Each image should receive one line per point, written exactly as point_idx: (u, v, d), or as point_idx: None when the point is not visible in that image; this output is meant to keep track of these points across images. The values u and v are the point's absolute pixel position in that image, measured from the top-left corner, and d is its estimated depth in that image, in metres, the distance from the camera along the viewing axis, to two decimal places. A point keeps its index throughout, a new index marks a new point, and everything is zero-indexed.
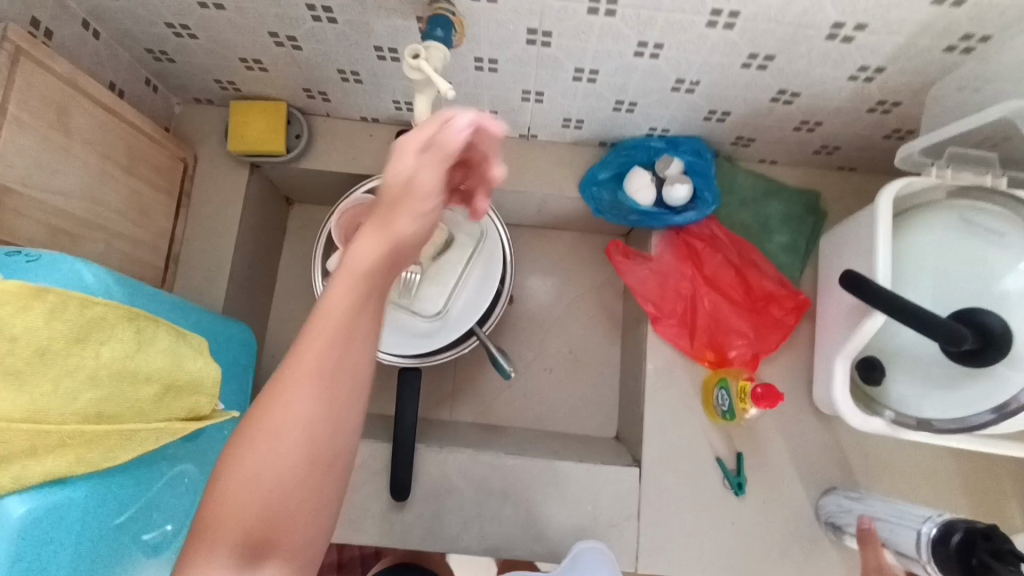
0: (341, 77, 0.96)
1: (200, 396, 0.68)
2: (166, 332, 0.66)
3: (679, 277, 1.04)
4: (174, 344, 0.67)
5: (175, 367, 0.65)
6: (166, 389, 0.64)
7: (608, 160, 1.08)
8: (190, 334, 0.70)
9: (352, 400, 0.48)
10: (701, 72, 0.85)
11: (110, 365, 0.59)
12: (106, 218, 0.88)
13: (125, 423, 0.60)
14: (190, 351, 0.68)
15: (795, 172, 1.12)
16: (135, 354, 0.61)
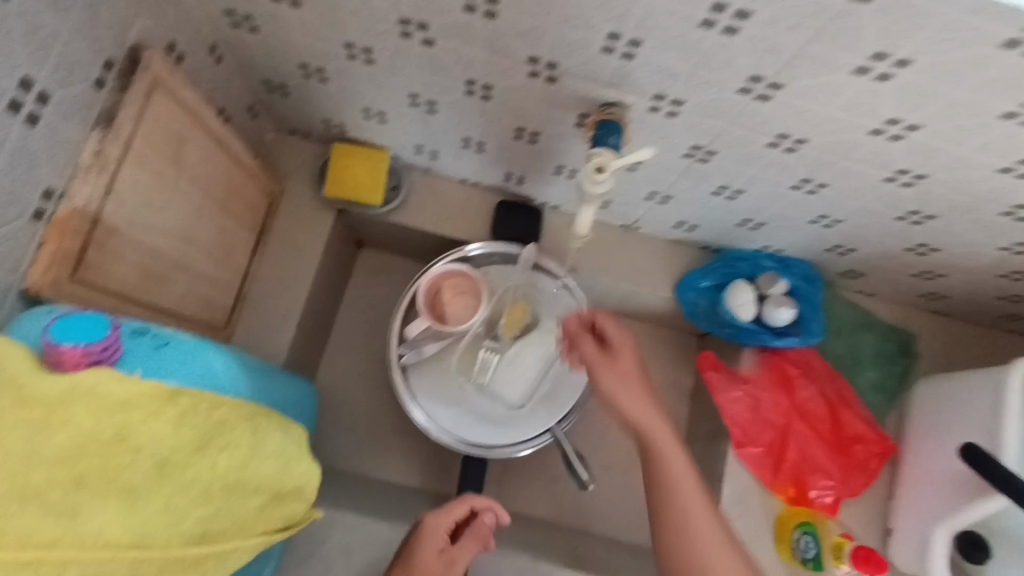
0: (463, 143, 0.91)
1: (298, 503, 0.59)
2: (278, 427, 0.58)
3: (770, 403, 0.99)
4: (284, 442, 0.58)
5: (283, 473, 0.57)
6: (272, 498, 0.56)
7: (711, 267, 1.04)
8: (293, 426, 0.61)
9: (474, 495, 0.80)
10: (849, 214, 0.82)
11: (225, 476, 0.51)
12: (194, 258, 0.80)
13: (227, 542, 0.51)
14: (298, 451, 0.59)
15: (891, 309, 1.09)
16: (249, 461, 0.53)
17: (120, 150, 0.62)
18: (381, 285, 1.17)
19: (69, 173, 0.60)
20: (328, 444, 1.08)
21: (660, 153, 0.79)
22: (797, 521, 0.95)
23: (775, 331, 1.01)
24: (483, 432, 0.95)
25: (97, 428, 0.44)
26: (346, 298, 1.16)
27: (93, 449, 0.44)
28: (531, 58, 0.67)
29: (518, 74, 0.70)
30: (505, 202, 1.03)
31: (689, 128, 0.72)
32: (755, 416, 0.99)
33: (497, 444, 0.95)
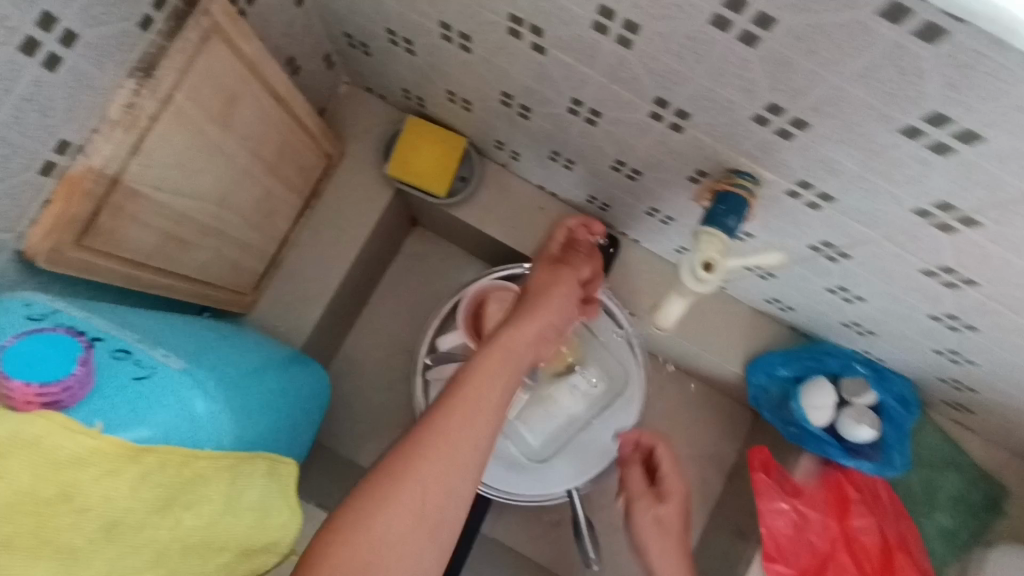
0: (551, 155, 0.78)
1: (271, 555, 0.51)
2: (262, 474, 0.51)
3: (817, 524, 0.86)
4: (267, 490, 0.51)
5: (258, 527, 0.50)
6: (243, 556, 0.49)
7: (793, 355, 0.90)
8: (282, 465, 0.54)
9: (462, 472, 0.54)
10: (991, 361, 0.67)
11: (188, 539, 0.44)
12: (227, 222, 0.72)
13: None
14: (281, 498, 0.53)
15: (990, 451, 0.93)
16: (221, 518, 0.46)
17: (155, 105, 0.53)
18: (427, 272, 1.07)
19: (93, 124, 0.52)
20: (333, 427, 1.02)
21: (781, 235, 0.65)
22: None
23: (847, 447, 0.88)
24: (493, 471, 0.86)
25: (35, 487, 0.38)
26: (386, 277, 1.07)
27: (27, 509, 0.37)
28: (658, 99, 0.53)
29: (637, 111, 0.57)
30: (579, 224, 0.90)
31: (827, 224, 0.58)
32: (796, 534, 0.86)
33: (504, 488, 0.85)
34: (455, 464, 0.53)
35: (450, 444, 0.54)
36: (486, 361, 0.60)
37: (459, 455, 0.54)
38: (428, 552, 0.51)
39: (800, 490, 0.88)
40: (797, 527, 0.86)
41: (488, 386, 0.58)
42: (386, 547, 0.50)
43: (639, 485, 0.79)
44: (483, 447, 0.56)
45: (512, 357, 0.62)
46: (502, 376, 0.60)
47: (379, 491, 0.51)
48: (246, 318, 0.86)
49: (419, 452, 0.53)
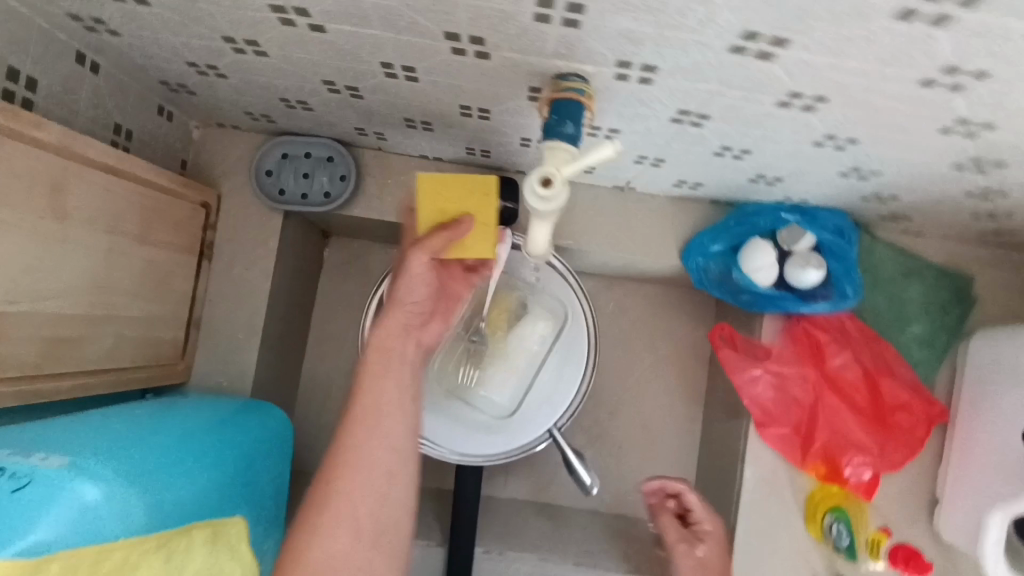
0: (407, 124, 0.76)
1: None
2: (205, 538, 0.53)
3: (796, 377, 0.88)
4: (212, 550, 0.53)
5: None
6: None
7: (722, 227, 0.89)
8: (227, 525, 0.57)
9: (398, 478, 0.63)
10: (890, 167, 0.65)
11: None
12: (117, 306, 0.71)
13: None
14: (230, 552, 0.55)
15: (942, 247, 0.93)
16: None
17: None
18: (356, 275, 1.08)
19: None
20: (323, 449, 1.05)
21: (640, 119, 0.63)
22: (828, 506, 0.89)
23: (801, 295, 0.88)
24: (473, 441, 0.87)
25: None
26: (320, 294, 1.07)
27: None
28: (447, 35, 0.51)
29: (438, 53, 0.54)
30: (472, 179, 0.88)
31: (669, 92, 0.56)
32: (782, 397, 0.89)
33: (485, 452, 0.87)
34: (355, 480, 0.61)
35: (364, 461, 0.61)
36: (370, 377, 0.66)
37: (371, 466, 0.62)
38: (379, 558, 0.60)
39: (773, 351, 0.89)
40: (778, 385, 0.88)
41: (395, 392, 0.66)
42: (332, 571, 0.57)
43: (677, 534, 0.90)
44: (406, 428, 0.65)
45: (393, 352, 0.69)
46: (402, 387, 0.67)
47: (307, 527, 0.58)
48: (189, 384, 0.88)
49: (320, 486, 0.61)
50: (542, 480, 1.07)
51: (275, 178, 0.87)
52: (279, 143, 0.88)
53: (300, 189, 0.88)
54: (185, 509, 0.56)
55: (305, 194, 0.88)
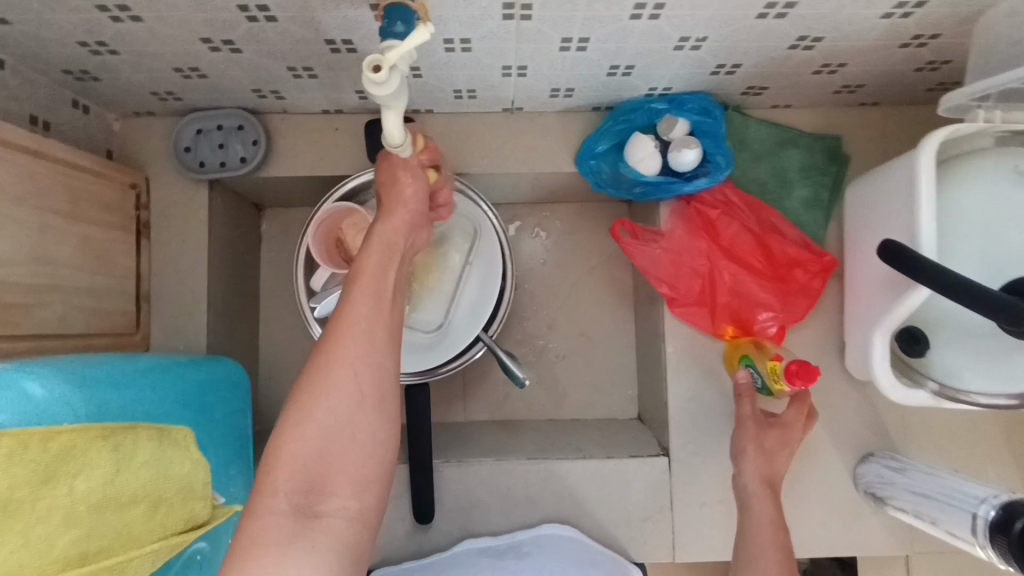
0: (293, 75, 0.85)
1: (193, 503, 0.63)
2: (149, 439, 0.60)
3: (694, 253, 0.96)
4: (157, 451, 0.61)
5: (160, 479, 0.60)
6: (155, 506, 0.58)
7: (605, 129, 0.97)
8: (172, 430, 0.64)
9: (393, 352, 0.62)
10: (709, 28, 0.73)
11: (90, 497, 0.53)
12: (59, 276, 0.79)
13: (114, 556, 0.54)
14: (175, 454, 0.63)
15: (813, 115, 1.01)
16: (115, 477, 0.56)
17: None
18: (294, 242, 1.16)
19: None
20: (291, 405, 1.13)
21: (478, 22, 0.71)
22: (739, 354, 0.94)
23: (686, 177, 0.95)
24: (413, 359, 0.94)
25: None
26: (264, 265, 1.15)
27: None
28: None
29: None
30: (370, 123, 0.97)
31: None
32: (688, 267, 0.97)
33: (433, 367, 0.94)
34: (354, 352, 0.60)
35: (363, 330, 0.60)
36: (369, 257, 0.65)
37: (369, 336, 0.61)
38: (380, 422, 0.59)
39: (669, 235, 0.98)
40: (680, 264, 0.97)
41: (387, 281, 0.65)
42: (329, 433, 0.57)
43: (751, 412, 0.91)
44: (393, 315, 0.63)
45: (394, 245, 0.67)
46: (392, 263, 0.66)
47: (308, 391, 0.58)
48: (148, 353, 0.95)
49: (324, 354, 0.60)
50: (498, 398, 1.15)
51: (194, 152, 0.96)
52: (191, 121, 0.97)
53: (218, 158, 0.96)
54: (134, 417, 0.62)
55: (224, 162, 0.97)
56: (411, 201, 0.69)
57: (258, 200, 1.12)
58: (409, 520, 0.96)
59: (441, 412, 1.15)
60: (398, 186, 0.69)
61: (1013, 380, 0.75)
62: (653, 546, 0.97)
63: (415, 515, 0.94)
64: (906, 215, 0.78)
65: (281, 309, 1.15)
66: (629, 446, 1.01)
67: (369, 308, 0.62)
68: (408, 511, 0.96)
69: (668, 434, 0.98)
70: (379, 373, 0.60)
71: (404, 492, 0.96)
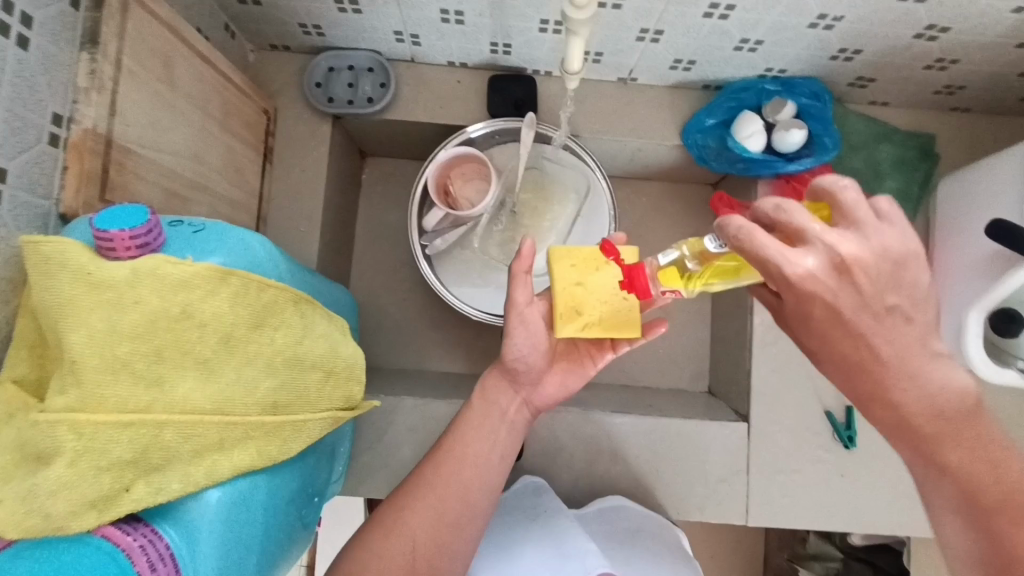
0: (442, 19, 0.90)
1: (353, 384, 0.64)
2: (323, 314, 0.62)
3: None
4: (329, 328, 0.62)
5: (333, 354, 0.61)
6: (328, 376, 0.60)
7: (715, 105, 1.02)
8: (338, 317, 0.66)
9: (457, 513, 0.75)
10: (849, 7, 0.79)
11: (285, 352, 0.55)
12: (208, 181, 0.82)
13: (297, 414, 0.56)
14: (342, 335, 0.64)
15: (908, 115, 1.07)
16: (302, 340, 0.57)
17: (112, 69, 0.62)
18: (392, 192, 1.20)
19: (72, 97, 0.61)
20: (373, 347, 1.16)
21: None
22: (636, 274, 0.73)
23: (787, 158, 1.00)
24: None
25: (164, 305, 0.47)
26: (361, 211, 1.19)
27: (164, 324, 0.47)
28: None
29: None
30: (495, 78, 1.02)
31: None
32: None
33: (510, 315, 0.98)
34: (449, 491, 0.75)
35: (456, 485, 0.75)
36: (474, 415, 0.80)
37: (434, 502, 0.74)
38: None
39: None
40: None
41: (472, 451, 0.77)
42: (424, 536, 0.72)
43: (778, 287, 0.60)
44: (467, 486, 0.76)
45: (494, 407, 0.81)
46: (507, 394, 0.82)
47: (417, 490, 0.75)
48: None
49: (431, 464, 0.77)
50: None
51: (325, 89, 1.01)
52: (325, 59, 1.02)
53: (347, 97, 1.01)
54: None
55: (352, 100, 1.01)
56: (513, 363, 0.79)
57: (364, 146, 1.16)
58: None
59: None
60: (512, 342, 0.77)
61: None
62: (727, 509, 0.99)
63: None
64: (1014, 202, 0.83)
65: (372, 254, 1.18)
66: (708, 411, 1.04)
67: (440, 469, 0.76)
68: None
69: (749, 402, 1.02)
70: (432, 517, 0.73)
71: None
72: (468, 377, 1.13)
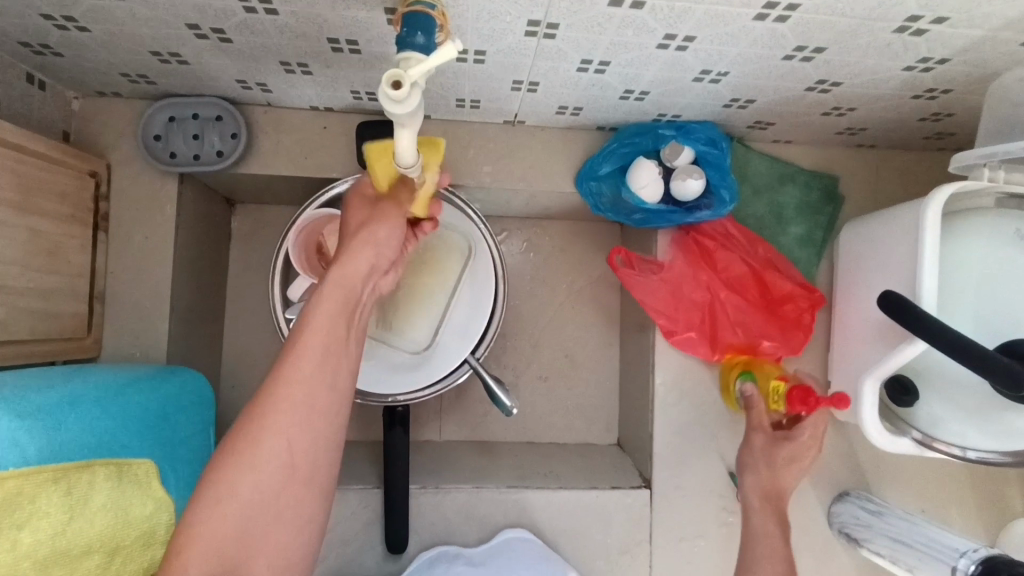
0: (286, 69, 0.78)
1: (153, 548, 0.56)
2: (104, 477, 0.54)
3: (693, 284, 0.95)
4: (113, 491, 0.54)
5: (118, 524, 0.53)
6: (111, 555, 0.52)
7: (609, 151, 0.93)
8: (134, 465, 0.58)
9: (321, 436, 0.58)
10: (732, 64, 0.71)
11: (37, 552, 0.46)
12: (2, 278, 0.70)
13: None
14: (134, 494, 0.56)
15: (813, 153, 1.00)
16: (67, 526, 0.49)
17: None
18: (267, 243, 1.08)
19: None
20: None
21: (498, 37, 0.67)
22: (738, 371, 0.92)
23: (687, 208, 0.93)
24: (408, 378, 0.89)
25: None
26: (233, 265, 1.07)
27: None
28: None
29: None
30: (364, 125, 0.91)
31: (512, 3, 0.60)
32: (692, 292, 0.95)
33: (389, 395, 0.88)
34: (290, 420, 0.56)
35: (294, 415, 0.56)
36: (312, 327, 0.59)
37: (302, 421, 0.57)
38: (311, 505, 0.57)
39: (668, 266, 0.96)
40: (677, 295, 0.95)
41: (319, 345, 0.59)
42: (256, 500, 0.54)
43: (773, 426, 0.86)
44: (318, 421, 0.57)
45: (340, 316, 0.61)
46: (344, 321, 0.61)
47: (239, 444, 0.55)
48: (101, 358, 0.87)
49: (255, 416, 0.56)
50: (478, 418, 1.11)
51: (165, 142, 0.88)
52: (164, 107, 0.88)
53: (192, 151, 0.89)
54: (87, 449, 0.56)
55: (198, 154, 0.89)
56: (353, 274, 0.63)
57: (230, 194, 1.04)
58: (380, 548, 0.91)
59: (414, 430, 1.10)
60: (346, 266, 0.63)
61: (1005, 442, 0.77)
62: None
63: (386, 544, 0.89)
64: (907, 268, 0.79)
65: (247, 314, 1.07)
66: (611, 476, 0.99)
67: (278, 442, 0.55)
68: (378, 538, 0.91)
69: (651, 466, 0.96)
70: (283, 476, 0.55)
71: (376, 519, 0.91)
72: (359, 446, 1.04)
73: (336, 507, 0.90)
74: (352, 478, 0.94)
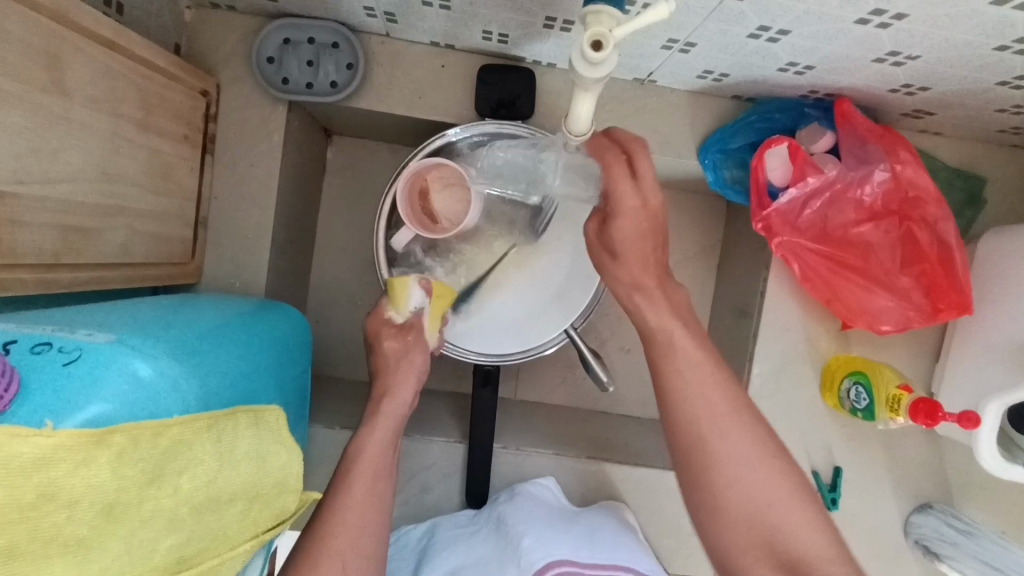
0: (423, 1, 0.72)
1: (286, 495, 0.55)
2: (246, 423, 0.52)
3: (831, 219, 0.81)
4: (256, 437, 0.53)
5: (259, 474, 0.52)
6: (251, 503, 0.51)
7: (745, 124, 0.86)
8: (265, 412, 0.55)
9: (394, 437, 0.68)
10: (930, 48, 0.63)
11: (193, 499, 0.46)
12: (125, 199, 0.67)
13: (209, 560, 0.48)
14: (274, 442, 0.54)
15: (960, 148, 0.91)
16: (218, 473, 0.48)
17: None
18: (360, 180, 1.04)
19: None
20: (334, 355, 1.05)
21: None
22: (847, 371, 0.89)
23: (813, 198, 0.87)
24: (498, 338, 0.87)
25: (14, 496, 0.37)
26: (324, 199, 1.04)
27: (15, 518, 0.37)
28: None
29: None
30: (487, 68, 0.85)
31: None
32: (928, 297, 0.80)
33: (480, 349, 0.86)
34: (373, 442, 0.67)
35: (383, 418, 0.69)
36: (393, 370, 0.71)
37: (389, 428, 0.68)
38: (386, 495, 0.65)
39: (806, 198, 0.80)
40: (814, 224, 0.81)
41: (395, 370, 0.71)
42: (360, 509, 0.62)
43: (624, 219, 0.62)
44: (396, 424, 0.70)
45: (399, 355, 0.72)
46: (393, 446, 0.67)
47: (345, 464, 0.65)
48: (200, 285, 0.86)
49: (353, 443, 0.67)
50: (554, 381, 1.10)
51: (278, 66, 0.83)
52: (280, 27, 0.82)
53: (305, 78, 0.83)
54: (225, 398, 0.55)
55: (311, 83, 0.84)
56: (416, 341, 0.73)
57: (328, 125, 0.99)
58: (458, 500, 0.92)
59: None
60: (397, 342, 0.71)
61: None
62: (695, 563, 0.94)
63: (466, 498, 0.91)
64: None
65: (335, 251, 1.05)
66: None
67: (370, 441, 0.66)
68: (455, 491, 0.93)
69: None
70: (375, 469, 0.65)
71: (457, 472, 0.91)
72: (435, 396, 1.04)
73: (418, 456, 0.91)
74: (433, 430, 0.94)
